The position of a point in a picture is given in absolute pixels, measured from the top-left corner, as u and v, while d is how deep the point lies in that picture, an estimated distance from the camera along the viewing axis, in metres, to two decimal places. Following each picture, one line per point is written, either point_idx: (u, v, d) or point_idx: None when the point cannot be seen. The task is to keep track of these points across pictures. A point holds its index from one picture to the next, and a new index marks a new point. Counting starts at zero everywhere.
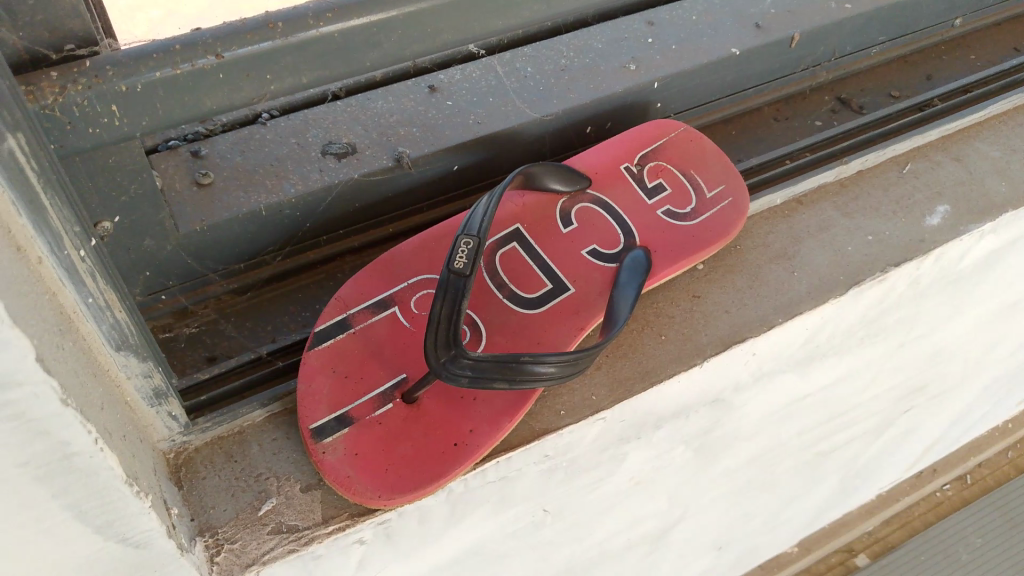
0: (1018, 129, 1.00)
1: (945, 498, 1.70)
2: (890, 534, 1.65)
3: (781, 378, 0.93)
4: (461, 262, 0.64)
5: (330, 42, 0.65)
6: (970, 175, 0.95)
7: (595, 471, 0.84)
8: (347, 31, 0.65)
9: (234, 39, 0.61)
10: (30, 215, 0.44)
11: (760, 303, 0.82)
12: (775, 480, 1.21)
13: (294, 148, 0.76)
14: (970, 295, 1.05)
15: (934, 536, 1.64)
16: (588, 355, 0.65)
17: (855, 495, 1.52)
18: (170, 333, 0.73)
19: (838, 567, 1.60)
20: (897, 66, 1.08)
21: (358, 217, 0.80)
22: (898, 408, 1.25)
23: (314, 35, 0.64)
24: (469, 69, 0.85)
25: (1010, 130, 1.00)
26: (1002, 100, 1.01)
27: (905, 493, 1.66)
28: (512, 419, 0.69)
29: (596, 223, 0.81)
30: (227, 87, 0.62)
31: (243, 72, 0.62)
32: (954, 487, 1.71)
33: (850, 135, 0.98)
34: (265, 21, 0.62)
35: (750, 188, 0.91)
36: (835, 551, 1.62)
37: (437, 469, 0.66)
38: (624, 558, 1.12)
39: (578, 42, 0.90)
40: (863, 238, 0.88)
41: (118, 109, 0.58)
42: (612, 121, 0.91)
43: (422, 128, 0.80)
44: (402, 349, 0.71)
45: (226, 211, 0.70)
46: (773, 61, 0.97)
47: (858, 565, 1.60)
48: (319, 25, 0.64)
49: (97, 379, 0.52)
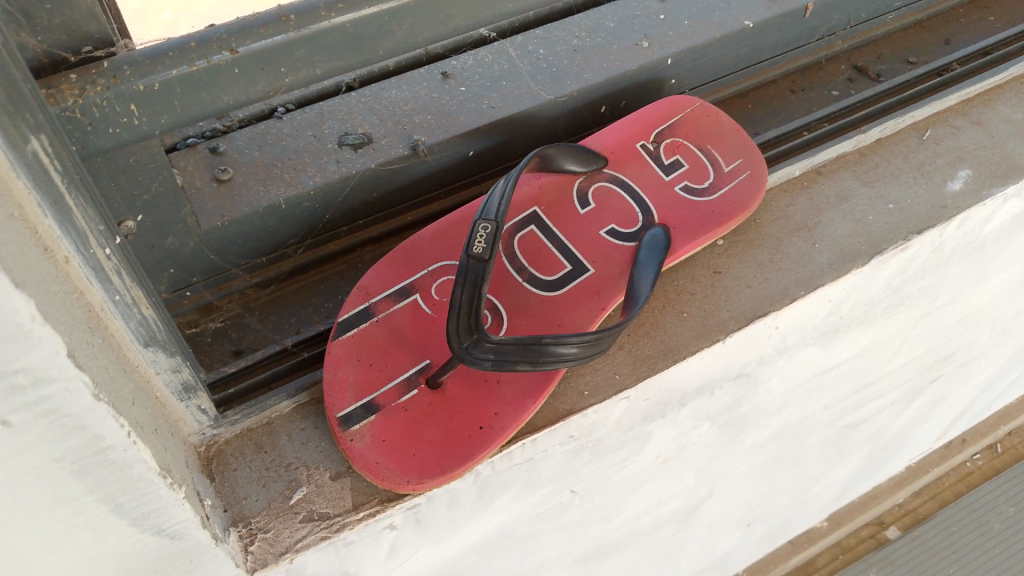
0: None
1: (976, 468, 1.69)
2: (921, 505, 1.65)
3: (806, 351, 0.92)
4: (479, 247, 0.65)
5: (341, 31, 0.66)
6: (993, 139, 0.93)
7: (621, 451, 0.85)
8: (358, 20, 0.67)
9: (248, 34, 0.63)
10: (56, 216, 0.45)
11: (782, 277, 0.81)
12: (803, 455, 1.21)
13: (311, 141, 0.76)
14: (996, 261, 1.03)
15: (964, 506, 1.64)
16: (610, 335, 0.65)
17: (885, 466, 1.51)
18: (196, 328, 0.74)
19: (870, 540, 1.60)
20: (914, 31, 1.07)
21: (376, 207, 0.81)
22: (925, 377, 1.24)
23: (326, 26, 0.65)
24: (481, 54, 0.85)
25: None
26: (1022, 61, 1.00)
27: (937, 464, 1.65)
28: (537, 401, 0.69)
29: (614, 202, 0.81)
30: (242, 80, 0.64)
31: (258, 66, 0.64)
32: (985, 456, 1.70)
33: (868, 104, 0.97)
34: (278, 15, 0.64)
35: (769, 161, 0.90)
36: (866, 524, 1.62)
37: (464, 452, 0.66)
38: (653, 536, 1.12)
39: (590, 22, 0.89)
40: (884, 207, 0.87)
41: (137, 108, 0.60)
42: (626, 99, 0.90)
43: (437, 115, 0.80)
44: (426, 335, 0.72)
45: (245, 205, 0.71)
46: (788, 31, 0.96)
47: (889, 537, 1.61)
48: (330, 15, 0.65)
49: (127, 375, 0.53)
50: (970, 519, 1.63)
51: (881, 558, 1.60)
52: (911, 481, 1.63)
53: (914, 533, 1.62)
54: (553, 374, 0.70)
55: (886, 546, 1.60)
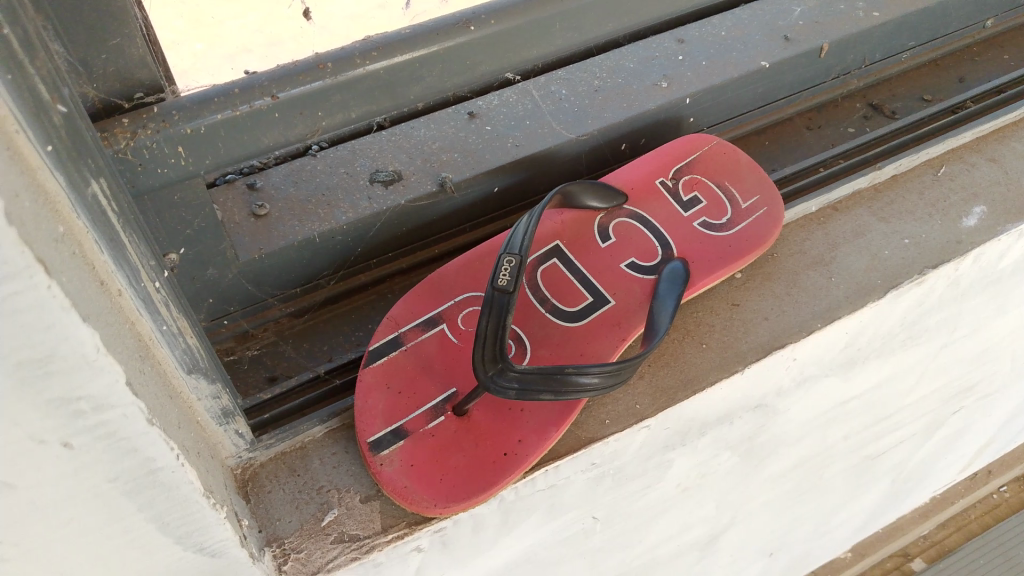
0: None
1: (1002, 500, 1.68)
2: (946, 537, 1.64)
3: (824, 382, 0.94)
4: (504, 280, 0.68)
5: (375, 77, 0.74)
6: (1007, 175, 0.95)
7: (642, 478, 0.87)
8: (389, 68, 0.74)
9: (287, 80, 0.69)
10: (110, 252, 0.48)
11: (799, 310, 0.83)
12: (824, 485, 1.22)
13: (344, 177, 0.80)
14: (1014, 294, 1.05)
15: (991, 539, 1.64)
16: (630, 366, 0.68)
17: (907, 498, 1.51)
18: (233, 356, 0.78)
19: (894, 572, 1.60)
20: (929, 70, 1.09)
21: (405, 240, 0.84)
22: (946, 408, 1.24)
23: (360, 74, 0.73)
24: (506, 94, 0.88)
25: None
26: None
27: (963, 496, 1.64)
28: (559, 428, 0.72)
29: (634, 236, 0.84)
30: (281, 123, 0.71)
31: (296, 111, 0.71)
32: (1009, 488, 1.69)
33: (883, 141, 1.00)
34: (315, 63, 0.71)
35: (786, 197, 0.92)
36: (890, 556, 1.62)
37: (489, 478, 0.69)
38: (675, 564, 1.13)
39: (610, 62, 0.93)
40: (899, 242, 0.89)
41: (184, 149, 0.65)
42: (645, 136, 0.94)
43: (464, 153, 0.83)
44: (452, 364, 0.75)
45: (281, 239, 0.74)
46: (804, 71, 0.99)
47: (914, 569, 1.61)
48: (364, 63, 0.73)
49: (172, 401, 0.56)
50: (996, 552, 1.62)
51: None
52: (936, 514, 1.62)
53: (939, 566, 1.61)
54: (575, 403, 0.73)
55: None
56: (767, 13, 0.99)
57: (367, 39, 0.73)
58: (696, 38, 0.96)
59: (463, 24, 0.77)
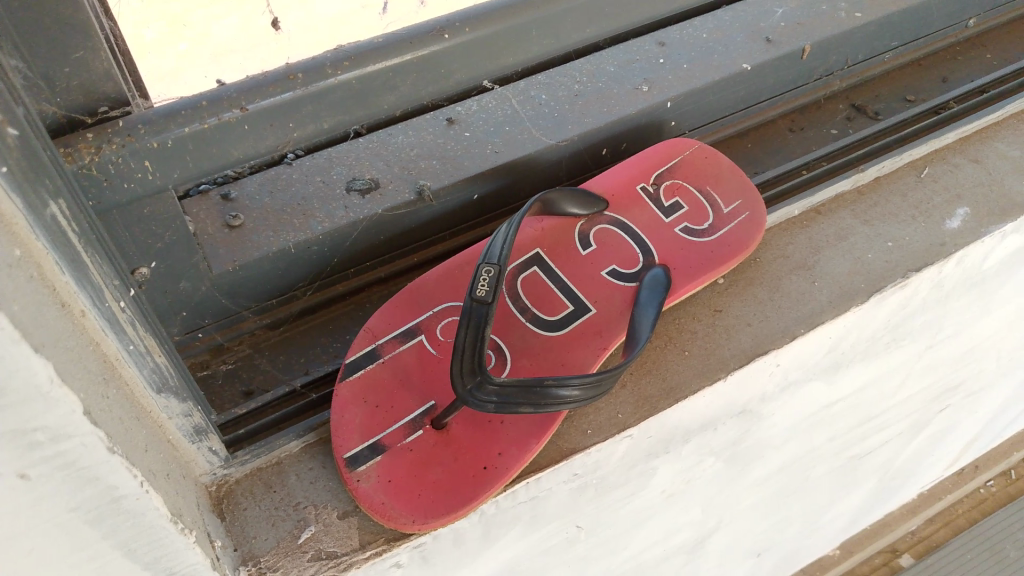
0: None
1: (989, 494, 1.68)
2: (934, 532, 1.65)
3: (808, 386, 0.94)
4: (483, 290, 0.67)
5: (347, 87, 0.76)
6: (990, 175, 0.95)
7: (626, 486, 0.86)
8: (362, 77, 0.76)
9: (258, 91, 0.71)
10: (72, 273, 0.46)
11: (782, 315, 0.83)
12: (812, 486, 1.22)
13: (320, 186, 0.78)
14: (998, 294, 1.04)
15: (979, 534, 1.64)
16: (610, 377, 0.67)
17: (894, 495, 1.52)
18: (207, 370, 0.76)
19: (882, 568, 1.61)
20: (912, 69, 1.09)
21: (383, 249, 0.83)
22: (932, 407, 1.24)
23: (332, 83, 0.74)
24: (485, 99, 0.86)
25: None
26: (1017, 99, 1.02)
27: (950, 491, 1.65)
28: (539, 440, 0.71)
29: (615, 243, 0.83)
30: (252, 135, 0.73)
31: (266, 123, 0.73)
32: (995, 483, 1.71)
33: (866, 142, 0.99)
34: (286, 74, 0.72)
35: (768, 201, 0.92)
36: (879, 552, 1.62)
37: (468, 492, 0.68)
38: (661, 569, 1.13)
39: (591, 65, 0.91)
40: (882, 245, 0.88)
41: (151, 164, 0.66)
42: (626, 141, 0.93)
43: (442, 160, 0.82)
44: (430, 376, 0.73)
45: (255, 250, 0.73)
46: (786, 73, 0.98)
47: (903, 565, 1.61)
48: (336, 73, 0.74)
49: (140, 422, 0.55)
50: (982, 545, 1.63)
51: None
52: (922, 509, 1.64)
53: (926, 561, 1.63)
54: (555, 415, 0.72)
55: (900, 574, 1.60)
56: (748, 14, 0.98)
57: (340, 48, 0.75)
58: (677, 41, 0.95)
59: (437, 33, 0.79)
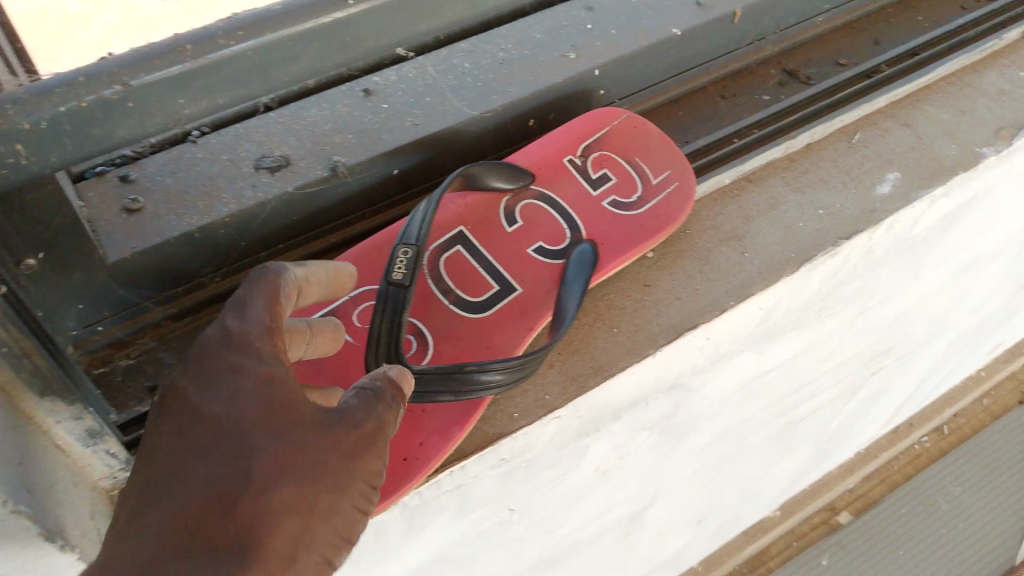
0: (971, 89, 1.01)
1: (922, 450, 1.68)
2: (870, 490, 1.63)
3: (741, 357, 0.93)
4: (400, 273, 0.65)
5: (243, 59, 0.62)
6: (920, 139, 0.94)
7: (557, 466, 0.84)
8: (262, 49, 0.64)
9: (140, 65, 0.57)
10: None
11: (711, 287, 0.81)
12: (748, 454, 1.22)
13: (226, 165, 0.75)
14: (928, 258, 1.04)
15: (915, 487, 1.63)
16: (533, 360, 0.65)
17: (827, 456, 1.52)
18: (107, 366, 0.72)
19: (823, 527, 1.59)
20: (845, 33, 1.07)
21: (298, 230, 0.79)
22: (867, 368, 1.25)
23: (232, 55, 0.72)
24: (405, 69, 0.84)
25: (957, 91, 1.00)
26: (949, 62, 1.01)
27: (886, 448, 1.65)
28: (463, 427, 0.68)
29: (541, 219, 0.80)
30: (134, 118, 0.58)
31: (150, 100, 0.59)
32: (931, 438, 1.70)
33: (799, 108, 0.97)
34: (174, 45, 0.59)
35: (698, 171, 0.90)
36: (818, 511, 1.60)
37: (388, 485, 0.65)
38: (600, 541, 1.12)
39: (515, 33, 0.88)
40: (813, 213, 0.87)
41: (22, 148, 0.53)
42: (553, 111, 0.89)
43: (358, 134, 0.78)
44: (346, 365, 0.70)
45: (156, 236, 0.69)
46: (717, 37, 0.95)
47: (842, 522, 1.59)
48: (229, 43, 0.61)
49: (15, 430, 0.51)
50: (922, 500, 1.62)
51: (833, 551, 1.55)
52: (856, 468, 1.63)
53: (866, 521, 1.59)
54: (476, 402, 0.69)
55: (837, 531, 1.58)
56: None
57: (233, 17, 0.62)
58: (606, 6, 0.92)
59: None
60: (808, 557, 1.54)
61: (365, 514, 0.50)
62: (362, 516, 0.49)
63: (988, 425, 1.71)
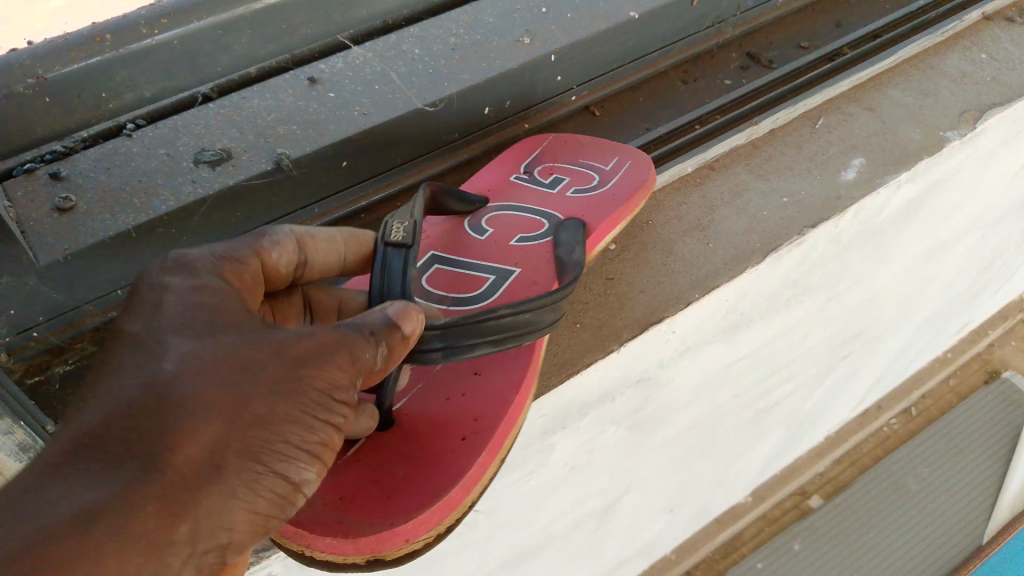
0: (930, 73, 1.02)
1: (892, 432, 1.66)
2: (842, 472, 1.60)
3: (710, 348, 0.91)
4: (399, 234, 0.67)
5: (167, 48, 0.72)
6: (884, 124, 0.95)
7: (523, 465, 0.82)
8: (185, 37, 0.72)
9: (56, 59, 0.67)
10: None
11: (675, 280, 0.79)
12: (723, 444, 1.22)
13: (163, 160, 0.71)
14: (897, 242, 1.03)
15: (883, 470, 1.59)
16: (552, 305, 0.66)
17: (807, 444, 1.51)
18: (42, 375, 0.67)
19: (792, 512, 1.55)
20: (807, 14, 1.05)
21: (245, 232, 0.75)
22: (837, 354, 1.24)
23: (150, 44, 0.71)
24: (350, 56, 0.81)
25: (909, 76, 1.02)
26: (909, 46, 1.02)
27: (860, 441, 1.60)
28: (506, 416, 0.65)
29: (505, 222, 0.81)
30: (58, 108, 0.69)
31: (75, 92, 0.69)
32: (898, 424, 1.67)
33: (761, 92, 0.94)
34: (92, 35, 0.69)
35: (662, 159, 0.87)
36: (789, 495, 1.57)
37: (437, 479, 0.60)
38: (572, 537, 1.09)
39: (468, 18, 0.86)
40: (777, 201, 0.86)
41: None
42: (509, 97, 0.86)
43: (303, 124, 0.75)
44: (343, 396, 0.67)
45: (89, 236, 0.65)
46: (676, 20, 0.93)
47: (812, 506, 1.55)
48: (153, 33, 0.71)
49: None
50: (894, 489, 1.57)
51: (808, 535, 1.51)
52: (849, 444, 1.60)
53: (845, 508, 1.55)
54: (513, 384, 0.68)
55: (810, 517, 1.53)
56: None
57: (158, 5, 0.72)
58: None
59: None
60: (769, 555, 1.48)
61: (311, 426, 0.46)
62: (307, 428, 0.45)
63: (957, 411, 1.68)
